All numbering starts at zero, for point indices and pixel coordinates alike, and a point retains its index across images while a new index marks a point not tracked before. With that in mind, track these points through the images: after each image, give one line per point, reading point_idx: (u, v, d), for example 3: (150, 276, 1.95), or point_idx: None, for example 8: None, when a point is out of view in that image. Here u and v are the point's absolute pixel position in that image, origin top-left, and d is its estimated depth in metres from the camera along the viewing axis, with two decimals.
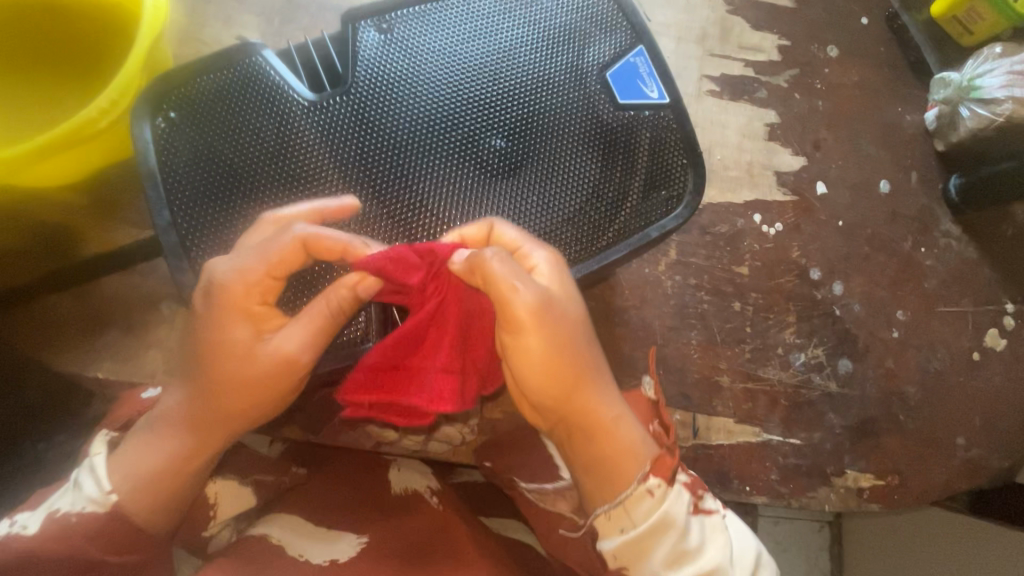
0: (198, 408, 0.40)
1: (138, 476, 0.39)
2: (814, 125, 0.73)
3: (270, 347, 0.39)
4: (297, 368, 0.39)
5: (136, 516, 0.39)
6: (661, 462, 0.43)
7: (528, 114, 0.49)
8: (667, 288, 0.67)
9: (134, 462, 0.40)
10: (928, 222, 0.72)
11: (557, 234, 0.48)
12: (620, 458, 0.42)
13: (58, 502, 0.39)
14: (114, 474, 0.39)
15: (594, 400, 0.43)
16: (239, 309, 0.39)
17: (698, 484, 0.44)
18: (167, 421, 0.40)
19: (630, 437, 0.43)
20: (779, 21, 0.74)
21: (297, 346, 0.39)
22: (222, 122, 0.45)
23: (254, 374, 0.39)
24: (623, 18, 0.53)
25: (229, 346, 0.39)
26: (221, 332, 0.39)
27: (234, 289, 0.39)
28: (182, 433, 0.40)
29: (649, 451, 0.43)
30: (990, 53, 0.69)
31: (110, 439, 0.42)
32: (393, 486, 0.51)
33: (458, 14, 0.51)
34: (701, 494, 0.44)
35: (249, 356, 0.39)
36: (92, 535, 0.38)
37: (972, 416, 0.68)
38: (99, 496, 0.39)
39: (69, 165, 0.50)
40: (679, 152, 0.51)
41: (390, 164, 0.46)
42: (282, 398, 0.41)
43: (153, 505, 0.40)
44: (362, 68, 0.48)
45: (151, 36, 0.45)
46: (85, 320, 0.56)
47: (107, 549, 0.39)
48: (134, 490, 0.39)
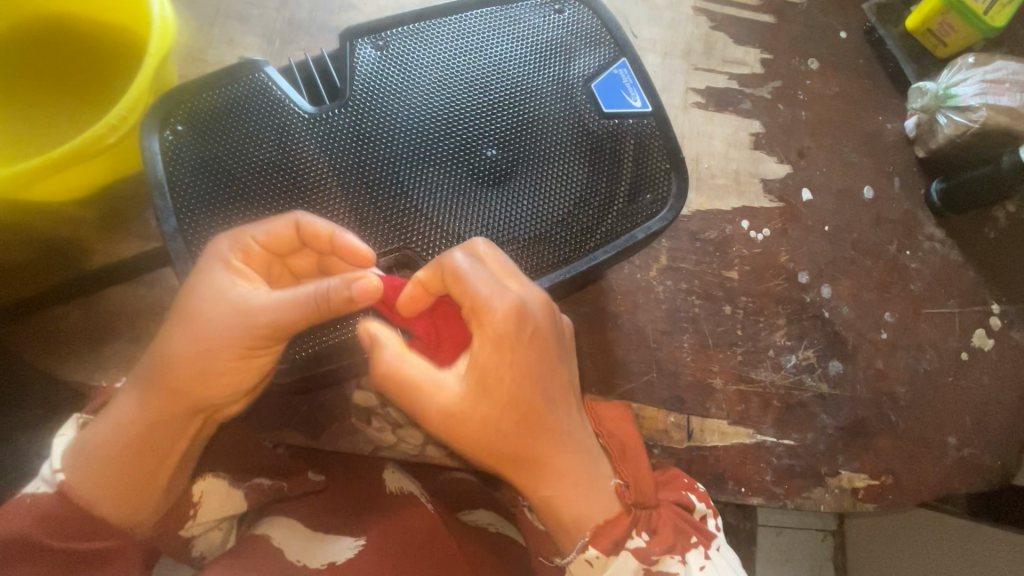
0: (154, 368, 0.41)
1: (93, 447, 0.40)
2: (798, 135, 0.75)
3: (235, 300, 0.40)
4: (253, 328, 0.40)
5: (84, 495, 0.39)
6: (607, 530, 0.44)
7: (518, 124, 0.51)
8: (659, 292, 0.69)
9: (95, 433, 0.41)
10: (912, 226, 0.74)
11: (549, 237, 0.50)
12: (568, 527, 0.44)
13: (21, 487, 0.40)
14: (69, 453, 0.40)
15: (532, 476, 0.44)
16: (220, 258, 0.41)
17: (655, 548, 0.44)
18: (130, 389, 0.42)
19: (577, 510, 0.44)
20: (761, 36, 0.77)
21: (262, 304, 0.40)
22: (227, 134, 0.47)
23: (205, 325, 0.40)
24: (607, 33, 0.56)
25: (199, 291, 0.40)
26: (197, 278, 0.41)
27: (220, 244, 0.41)
28: (141, 396, 0.41)
29: (598, 517, 0.45)
30: (964, 63, 0.73)
31: (82, 421, 0.43)
32: (387, 485, 0.54)
33: (450, 32, 0.53)
34: (656, 558, 0.43)
35: (213, 304, 0.40)
36: (39, 519, 0.38)
37: (963, 417, 0.69)
38: (48, 477, 0.40)
39: (78, 178, 0.52)
40: (662, 158, 0.53)
41: (387, 173, 0.48)
42: (229, 368, 0.41)
43: (98, 478, 0.40)
44: (360, 82, 0.50)
45: (158, 55, 0.47)
46: (90, 330, 0.57)
47: (52, 532, 0.38)
48: (83, 466, 0.40)
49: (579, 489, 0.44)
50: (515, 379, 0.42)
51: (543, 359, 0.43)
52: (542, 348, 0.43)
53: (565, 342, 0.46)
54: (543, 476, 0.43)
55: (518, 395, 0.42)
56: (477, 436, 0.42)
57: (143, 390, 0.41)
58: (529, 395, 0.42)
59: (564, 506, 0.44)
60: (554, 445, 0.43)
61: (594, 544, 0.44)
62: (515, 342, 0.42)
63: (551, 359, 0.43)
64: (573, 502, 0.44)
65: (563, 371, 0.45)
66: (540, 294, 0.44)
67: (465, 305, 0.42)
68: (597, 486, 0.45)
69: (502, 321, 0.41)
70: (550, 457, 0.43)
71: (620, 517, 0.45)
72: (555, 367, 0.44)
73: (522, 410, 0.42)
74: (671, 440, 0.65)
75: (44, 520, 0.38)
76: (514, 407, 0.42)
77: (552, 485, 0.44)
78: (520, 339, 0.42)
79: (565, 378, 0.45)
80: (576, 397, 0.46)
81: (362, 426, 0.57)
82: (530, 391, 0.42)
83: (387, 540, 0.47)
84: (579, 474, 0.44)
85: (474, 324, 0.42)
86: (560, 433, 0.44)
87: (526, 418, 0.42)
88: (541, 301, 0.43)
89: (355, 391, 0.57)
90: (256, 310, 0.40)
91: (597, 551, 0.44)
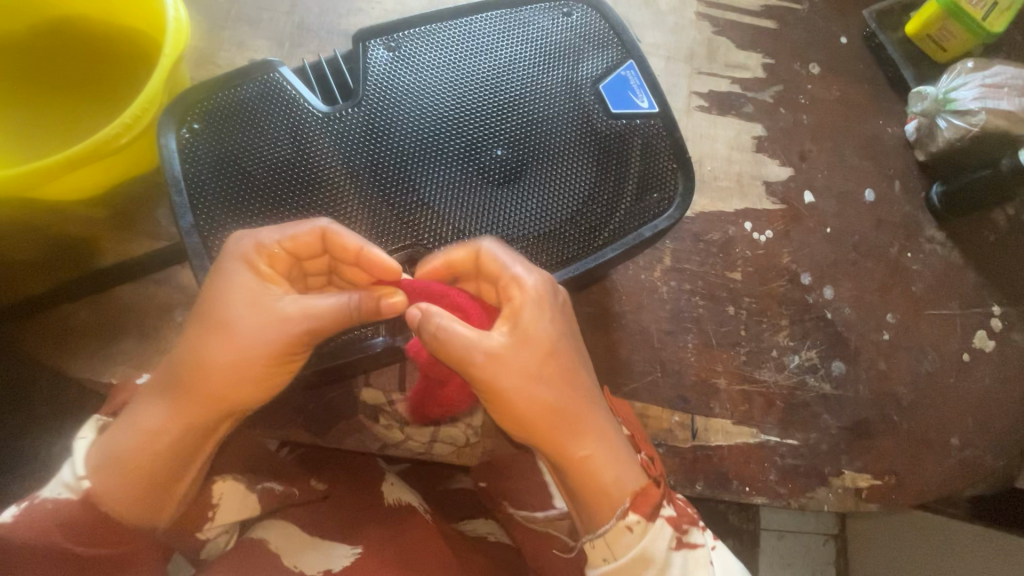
0: (184, 374, 0.40)
1: (119, 454, 0.40)
2: (800, 138, 0.76)
3: (273, 309, 0.40)
4: (290, 337, 0.40)
5: (109, 501, 0.39)
6: (644, 496, 0.43)
7: (527, 124, 0.52)
8: (663, 293, 0.69)
9: (117, 438, 0.40)
10: (913, 228, 0.75)
11: (558, 234, 0.50)
12: (604, 492, 0.43)
13: (42, 490, 0.40)
14: (93, 458, 0.40)
15: (568, 437, 0.43)
16: (247, 262, 0.41)
17: (682, 518, 0.45)
18: (152, 393, 0.41)
19: (612, 469, 0.44)
20: (763, 41, 0.79)
21: (301, 312, 0.40)
22: (242, 133, 0.48)
23: (244, 332, 0.40)
24: (614, 35, 0.57)
25: (230, 301, 0.40)
26: (226, 287, 0.40)
27: (245, 249, 0.41)
28: (166, 402, 0.40)
29: (632, 483, 0.44)
30: (963, 68, 0.74)
31: (100, 423, 0.43)
32: (386, 497, 0.53)
33: (460, 33, 0.54)
34: (686, 528, 0.44)
35: (249, 313, 0.40)
36: (63, 525, 0.39)
37: (965, 417, 0.70)
38: (73, 482, 0.39)
39: (92, 177, 0.52)
40: (669, 158, 0.54)
41: (399, 172, 0.49)
42: (266, 374, 0.41)
43: (126, 486, 0.39)
44: (372, 82, 0.51)
45: (173, 56, 0.48)
46: (100, 328, 0.58)
47: (75, 539, 0.39)
48: (107, 474, 0.39)
49: (611, 453, 0.44)
50: (556, 335, 0.44)
51: (573, 333, 0.46)
52: (568, 312, 0.46)
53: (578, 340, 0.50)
54: (582, 436, 0.44)
55: (559, 349, 0.44)
56: (520, 385, 0.42)
57: (170, 396, 0.40)
58: (568, 351, 0.44)
59: (601, 470, 0.44)
60: (591, 406, 0.45)
61: (634, 508, 0.43)
62: (551, 303, 0.44)
63: (577, 335, 0.46)
64: (606, 467, 0.44)
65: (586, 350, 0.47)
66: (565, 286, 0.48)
67: (503, 271, 0.44)
68: (627, 452, 0.45)
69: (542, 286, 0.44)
70: (588, 414, 0.44)
71: (652, 485, 0.44)
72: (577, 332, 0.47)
73: (560, 361, 0.44)
74: (675, 439, 0.66)
75: (64, 525, 0.39)
76: (554, 359, 0.43)
77: (588, 444, 0.44)
78: (556, 300, 0.45)
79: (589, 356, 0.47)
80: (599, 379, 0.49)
81: (369, 424, 0.57)
82: (567, 347, 0.44)
83: (380, 546, 0.47)
84: (610, 438, 0.45)
85: (513, 289, 0.43)
86: (592, 393, 0.45)
87: (564, 376, 0.44)
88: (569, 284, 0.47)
89: (362, 388, 0.58)
90: (295, 318, 0.40)
91: (637, 517, 0.43)
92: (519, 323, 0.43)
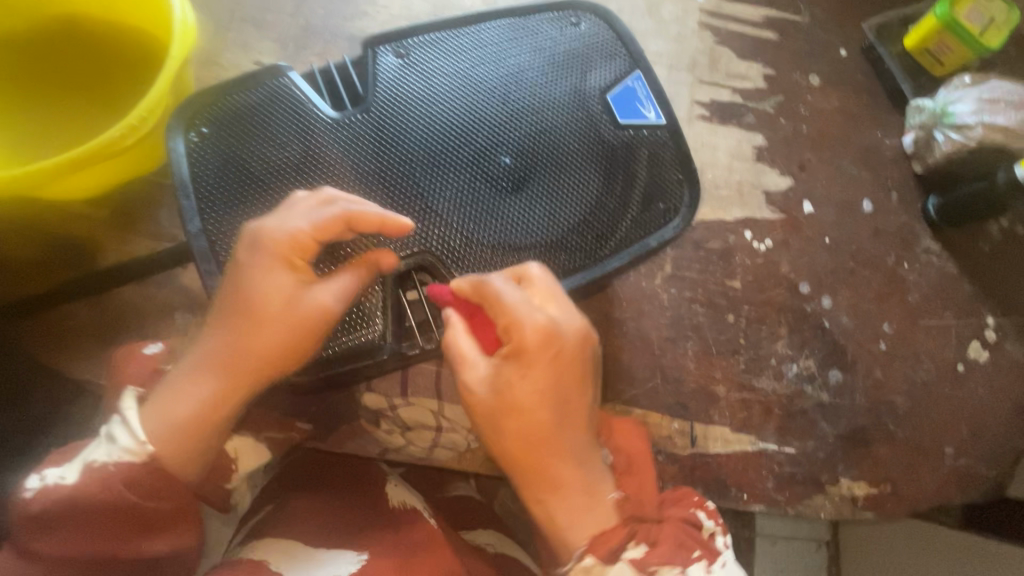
0: (234, 356, 0.41)
1: (175, 421, 0.40)
2: (799, 148, 0.77)
3: (312, 301, 0.42)
4: (327, 323, 0.43)
5: (169, 462, 0.40)
6: (603, 538, 0.43)
7: (535, 133, 0.52)
8: (663, 300, 0.70)
9: (170, 407, 0.41)
10: (910, 239, 0.76)
11: (563, 243, 0.51)
12: (564, 533, 0.44)
13: (92, 454, 0.39)
14: (149, 420, 0.40)
15: (529, 480, 0.45)
16: (282, 259, 0.41)
17: (652, 559, 0.41)
18: (197, 368, 0.42)
19: (570, 515, 0.44)
20: (764, 51, 0.79)
21: (335, 298, 0.43)
22: (251, 137, 0.48)
23: (292, 320, 0.41)
24: (622, 45, 0.57)
25: (271, 293, 0.41)
26: (265, 283, 0.41)
27: (278, 242, 0.41)
28: (215, 379, 0.41)
29: (593, 527, 0.44)
30: (960, 82, 0.75)
31: (139, 394, 0.42)
32: (391, 499, 0.54)
33: (470, 41, 0.54)
34: (654, 568, 0.41)
35: (290, 305, 0.41)
36: (129, 483, 0.39)
37: (959, 426, 0.71)
38: (136, 446, 0.39)
39: (96, 178, 0.52)
40: (675, 168, 0.55)
41: (408, 178, 0.49)
42: (312, 348, 0.44)
43: (183, 450, 0.40)
44: (382, 88, 0.51)
45: (180, 57, 0.48)
46: (99, 328, 0.57)
47: (143, 495, 0.39)
48: (169, 437, 0.40)
49: (572, 501, 0.44)
50: (534, 388, 0.43)
51: (566, 379, 0.44)
52: (568, 367, 0.44)
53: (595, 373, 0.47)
54: (546, 489, 0.44)
55: (530, 408, 0.43)
56: (487, 426, 0.44)
57: (222, 374, 0.41)
58: (538, 411, 0.43)
59: (556, 514, 0.44)
60: (555, 458, 0.44)
61: (590, 551, 0.43)
62: (539, 357, 0.43)
63: (571, 378, 0.44)
64: (562, 514, 0.44)
65: (585, 389, 0.45)
66: (577, 325, 0.45)
67: (503, 312, 0.43)
68: (591, 497, 0.45)
69: (530, 336, 0.43)
70: (549, 466, 0.44)
71: (616, 528, 0.43)
72: (580, 384, 0.44)
73: (523, 420, 0.43)
74: (674, 446, 0.66)
75: (133, 485, 0.39)
76: (527, 413, 0.43)
77: (545, 491, 0.44)
78: (553, 353, 0.43)
79: (583, 401, 0.45)
80: (589, 431, 0.46)
81: (369, 429, 0.57)
82: (547, 407, 0.43)
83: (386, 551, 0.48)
84: (576, 487, 0.44)
85: (509, 331, 0.43)
86: (570, 444, 0.44)
87: (539, 427, 0.43)
88: (573, 325, 0.45)
89: (366, 393, 0.56)
90: (332, 306, 0.42)
91: (594, 558, 0.42)
92: (501, 370, 0.43)
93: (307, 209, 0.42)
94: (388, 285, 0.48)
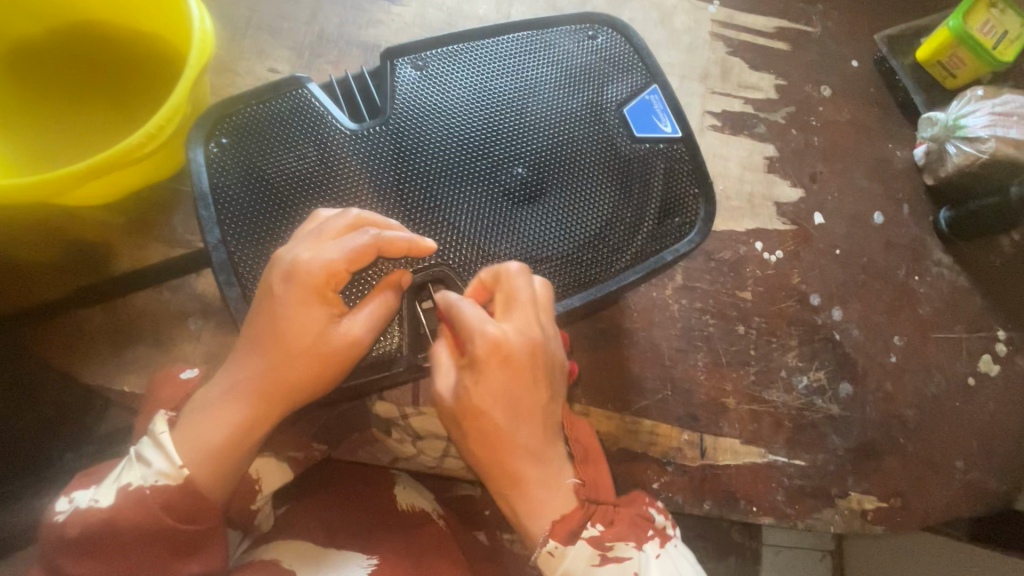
0: (268, 384, 0.41)
1: (208, 449, 0.39)
2: (811, 160, 0.77)
3: (343, 334, 0.42)
4: (359, 353, 0.42)
5: (203, 488, 0.39)
6: (563, 522, 0.42)
7: (550, 145, 0.52)
8: (674, 311, 0.70)
9: (200, 433, 0.40)
10: (921, 251, 0.75)
11: (577, 256, 0.51)
12: (526, 520, 0.43)
13: (126, 476, 0.39)
14: (183, 446, 0.39)
15: (493, 475, 0.43)
16: (315, 292, 0.41)
17: (610, 535, 0.42)
18: (230, 393, 0.41)
19: (529, 505, 0.43)
20: (775, 62, 0.79)
21: (365, 329, 0.42)
22: (268, 147, 0.49)
23: (325, 353, 0.41)
24: (638, 59, 0.57)
25: (306, 325, 0.40)
26: (299, 316, 0.40)
27: (312, 274, 0.40)
28: (246, 405, 0.41)
29: (552, 513, 0.43)
30: (973, 95, 0.74)
31: (170, 418, 0.41)
32: (399, 502, 0.54)
33: (487, 54, 0.55)
34: (610, 544, 0.41)
35: (321, 337, 0.41)
36: (166, 506, 0.38)
37: (970, 441, 0.70)
38: (171, 470, 0.38)
39: (114, 184, 0.52)
40: (691, 182, 0.55)
41: (424, 189, 0.49)
42: (340, 376, 0.43)
43: (215, 475, 0.39)
44: (399, 100, 0.52)
45: (199, 66, 0.48)
46: (113, 335, 0.58)
47: (178, 517, 0.38)
48: (201, 463, 0.39)
49: (534, 491, 0.43)
50: (486, 396, 0.41)
51: (520, 387, 0.42)
52: (524, 374, 0.42)
53: (558, 377, 0.45)
54: (509, 484, 0.43)
55: (486, 415, 0.42)
56: (455, 432, 0.44)
57: (254, 401, 0.41)
58: (492, 416, 0.42)
59: (519, 507, 0.43)
60: (515, 453, 0.42)
61: (552, 535, 0.42)
62: (489, 365, 0.41)
63: (526, 385, 0.42)
64: (523, 505, 0.43)
65: (542, 394, 0.43)
66: (531, 336, 0.42)
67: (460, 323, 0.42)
68: (548, 481, 0.43)
69: (480, 349, 0.41)
70: (509, 461, 0.42)
71: (575, 510, 0.43)
72: (536, 391, 0.43)
73: (478, 425, 0.42)
74: (684, 457, 0.66)
75: (170, 506, 0.38)
76: (483, 420, 0.42)
77: (506, 485, 0.43)
78: (505, 361, 0.41)
79: (539, 404, 0.43)
80: (550, 431, 0.44)
81: (381, 438, 0.57)
82: (501, 412, 0.42)
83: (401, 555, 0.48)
84: (536, 478, 0.43)
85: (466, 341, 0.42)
86: (526, 444, 0.43)
87: (492, 430, 0.42)
88: (527, 336, 0.42)
89: (377, 401, 0.57)
90: (361, 338, 0.42)
91: (556, 541, 0.42)
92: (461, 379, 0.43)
93: (337, 239, 0.41)
94: (405, 298, 0.47)
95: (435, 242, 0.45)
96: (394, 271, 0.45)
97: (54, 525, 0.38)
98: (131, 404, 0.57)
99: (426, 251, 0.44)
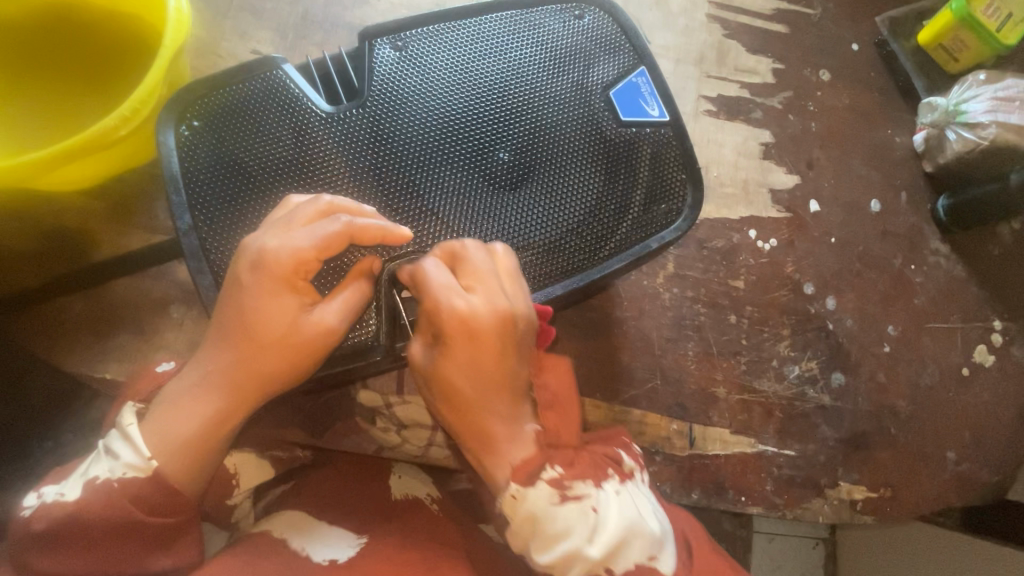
0: (238, 374, 0.40)
1: (178, 442, 0.39)
2: (807, 146, 0.75)
3: (313, 322, 0.41)
4: (332, 343, 0.42)
5: (175, 480, 0.38)
6: (523, 465, 0.43)
7: (533, 128, 0.51)
8: (665, 299, 0.69)
9: (169, 425, 0.39)
10: (917, 241, 0.74)
11: (560, 244, 0.50)
12: (489, 467, 0.44)
13: (94, 470, 0.38)
14: (152, 438, 0.38)
15: (461, 432, 0.45)
16: (285, 281, 0.40)
17: (569, 476, 0.43)
18: (201, 386, 0.40)
19: (493, 454, 0.44)
20: (773, 46, 0.77)
21: (337, 317, 0.42)
22: (242, 130, 0.47)
23: (295, 342, 0.40)
24: (626, 40, 0.56)
25: (274, 314, 0.40)
26: (269, 306, 0.40)
27: (281, 262, 0.39)
28: (218, 396, 0.40)
29: (513, 458, 0.43)
30: (975, 80, 0.72)
31: (138, 410, 0.41)
32: (393, 491, 0.52)
33: (470, 34, 0.53)
34: (569, 483, 0.42)
35: (291, 327, 0.40)
36: (134, 499, 0.38)
37: (962, 432, 0.70)
38: (139, 462, 0.38)
39: (90, 169, 0.51)
40: (679, 168, 0.54)
41: (403, 174, 0.48)
42: (313, 366, 0.42)
43: (187, 467, 0.39)
44: (378, 82, 0.50)
45: (173, 46, 0.46)
46: (91, 323, 0.57)
47: (148, 510, 0.38)
48: (170, 456, 0.38)
49: (499, 440, 0.44)
50: (453, 368, 0.43)
51: (487, 359, 0.43)
52: (495, 348, 0.43)
53: (528, 343, 0.45)
54: (477, 440, 0.44)
55: (457, 385, 0.43)
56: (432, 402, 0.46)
57: (225, 392, 0.40)
58: (460, 386, 0.43)
59: (486, 458, 0.44)
60: (485, 416, 0.43)
61: (513, 479, 0.42)
62: (458, 339, 0.42)
63: (493, 356, 0.43)
64: (488, 455, 0.44)
65: (510, 364, 0.43)
66: (496, 307, 0.42)
67: (429, 300, 0.42)
68: (512, 430, 0.44)
69: (447, 324, 0.42)
70: (478, 422, 0.43)
71: (535, 454, 0.44)
72: (506, 361, 0.43)
73: (448, 393, 0.43)
74: (673, 447, 0.65)
75: (138, 499, 0.38)
76: (455, 389, 0.43)
77: (476, 443, 0.44)
78: (474, 335, 0.42)
79: (507, 373, 0.43)
80: (520, 392, 0.45)
81: (365, 428, 0.55)
82: (472, 383, 0.43)
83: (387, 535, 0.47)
84: (501, 432, 0.44)
85: (438, 316, 0.42)
86: (492, 407, 0.44)
87: (462, 397, 0.43)
88: (493, 308, 0.42)
89: (360, 390, 0.55)
90: (333, 327, 0.41)
91: (518, 485, 0.42)
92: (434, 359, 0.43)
93: (307, 226, 0.40)
94: (382, 288, 0.46)
95: (410, 231, 0.43)
96: (364, 257, 0.44)
97: (25, 520, 0.38)
98: (114, 392, 0.57)
99: (400, 240, 0.43)
